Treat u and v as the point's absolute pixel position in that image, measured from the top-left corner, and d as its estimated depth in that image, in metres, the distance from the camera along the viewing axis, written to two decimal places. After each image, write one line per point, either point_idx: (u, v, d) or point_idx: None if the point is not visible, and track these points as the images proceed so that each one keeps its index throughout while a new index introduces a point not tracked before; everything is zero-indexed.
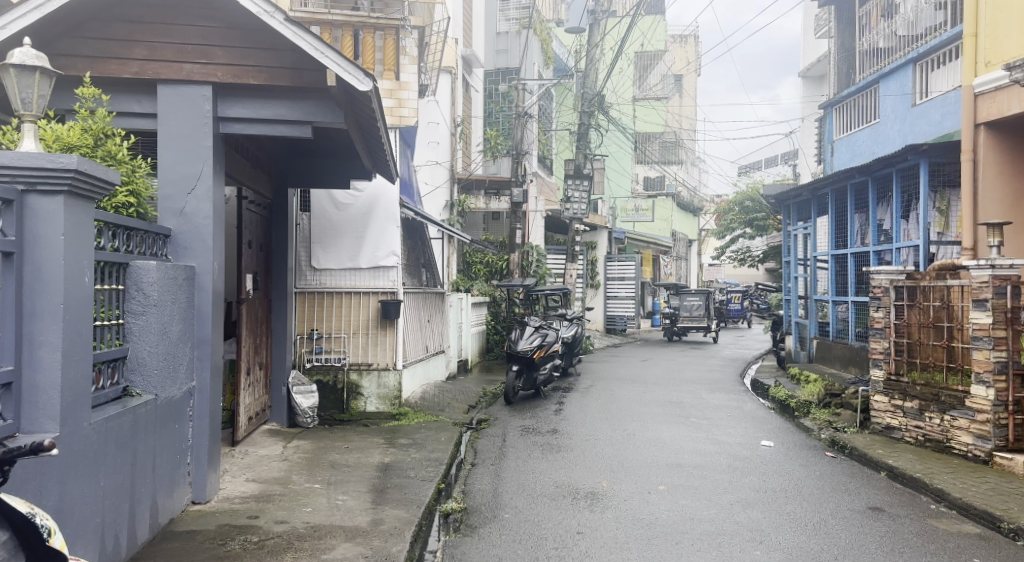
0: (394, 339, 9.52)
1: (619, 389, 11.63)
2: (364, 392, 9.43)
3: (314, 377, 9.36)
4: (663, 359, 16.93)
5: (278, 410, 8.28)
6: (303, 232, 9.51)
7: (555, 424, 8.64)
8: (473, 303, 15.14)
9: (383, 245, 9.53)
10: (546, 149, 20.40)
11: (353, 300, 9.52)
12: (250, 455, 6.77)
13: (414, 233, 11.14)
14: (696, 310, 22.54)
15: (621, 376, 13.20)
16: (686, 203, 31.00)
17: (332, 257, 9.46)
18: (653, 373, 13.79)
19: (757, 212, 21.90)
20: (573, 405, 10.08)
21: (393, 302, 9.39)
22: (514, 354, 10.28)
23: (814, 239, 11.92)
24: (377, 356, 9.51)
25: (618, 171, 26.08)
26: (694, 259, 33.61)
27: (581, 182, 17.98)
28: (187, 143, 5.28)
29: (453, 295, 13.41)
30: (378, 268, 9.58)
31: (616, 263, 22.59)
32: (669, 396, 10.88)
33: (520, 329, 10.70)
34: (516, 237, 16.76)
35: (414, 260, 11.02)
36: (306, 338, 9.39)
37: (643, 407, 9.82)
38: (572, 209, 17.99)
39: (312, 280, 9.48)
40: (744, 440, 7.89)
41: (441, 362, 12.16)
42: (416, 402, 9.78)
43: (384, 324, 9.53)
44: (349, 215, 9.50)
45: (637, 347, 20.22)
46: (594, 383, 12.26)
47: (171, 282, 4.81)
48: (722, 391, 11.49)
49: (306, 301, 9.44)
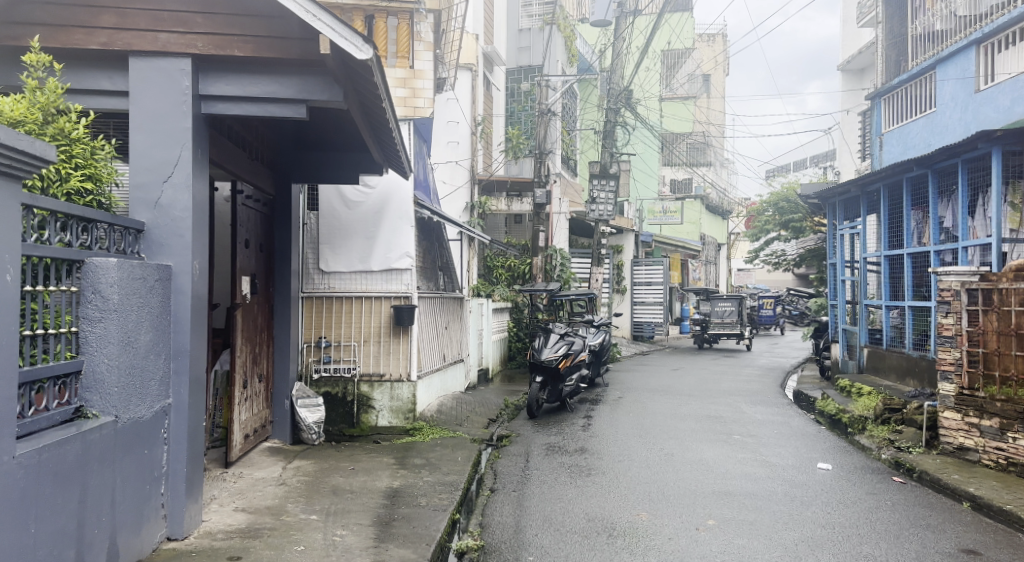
0: (408, 348, 8.82)
1: (651, 402, 10.79)
2: (376, 405, 8.73)
3: (322, 389, 8.66)
4: (696, 368, 16.05)
5: (281, 426, 7.58)
6: (310, 232, 8.83)
7: (584, 441, 7.86)
8: (494, 309, 14.42)
9: (396, 246, 8.83)
10: (571, 150, 19.65)
11: (364, 304, 8.84)
12: (244, 480, 6.06)
13: (431, 233, 10.42)
14: (727, 317, 21.59)
15: (652, 386, 12.38)
16: (714, 206, 30.02)
17: (343, 259, 8.80)
18: (686, 384, 12.92)
19: (793, 213, 20.92)
20: (603, 420, 9.29)
21: (407, 307, 8.68)
22: (538, 364, 9.48)
23: (862, 239, 11.02)
24: (390, 367, 8.81)
25: (644, 172, 25.22)
26: (722, 264, 32.56)
27: (608, 182, 17.15)
28: (162, 124, 4.58)
29: (474, 301, 12.70)
30: (391, 272, 8.88)
31: (643, 267, 21.72)
32: (706, 410, 10.03)
33: (545, 336, 9.91)
34: (539, 239, 16.01)
35: (431, 261, 10.30)
36: (313, 346, 8.71)
37: (679, 422, 9.00)
38: (598, 210, 17.19)
39: (319, 284, 8.80)
40: (797, 462, 7.04)
41: (461, 372, 11.43)
42: (432, 415, 9.05)
43: (398, 331, 8.82)
44: (361, 214, 8.84)
45: (666, 355, 19.32)
46: (624, 395, 11.45)
47: (137, 283, 4.09)
48: (765, 405, 10.60)
49: (313, 307, 8.76)
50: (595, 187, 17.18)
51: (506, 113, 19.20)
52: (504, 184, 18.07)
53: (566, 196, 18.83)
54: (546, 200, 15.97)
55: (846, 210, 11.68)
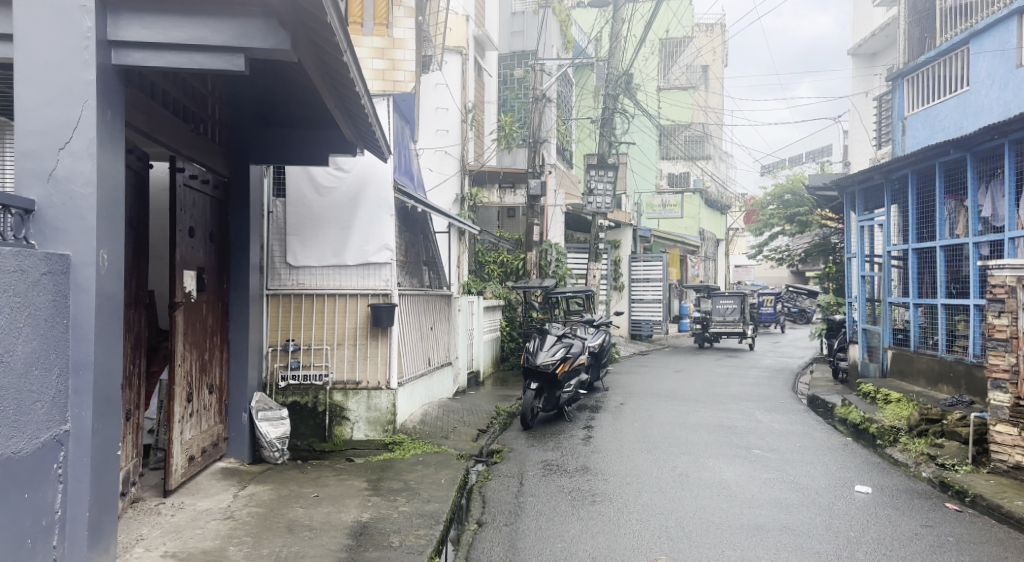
0: (388, 351, 7.89)
1: (656, 409, 9.87)
2: (351, 416, 7.78)
3: (290, 398, 7.70)
4: (700, 370, 15.14)
5: (238, 442, 6.63)
6: (277, 222, 7.87)
7: (585, 459, 6.93)
8: (486, 307, 13.49)
9: (373, 237, 7.89)
10: (567, 140, 18.71)
11: (338, 302, 7.89)
12: (185, 513, 5.09)
13: (415, 223, 9.46)
14: (730, 314, 20.71)
15: (655, 391, 11.46)
16: (714, 200, 29.14)
17: (314, 253, 7.87)
18: (692, 388, 12.02)
19: (798, 207, 20.04)
20: (604, 431, 8.36)
21: (386, 306, 7.75)
22: (534, 370, 8.51)
23: (885, 231, 10.12)
24: (367, 373, 7.86)
25: (643, 164, 24.32)
26: (721, 260, 31.66)
27: (605, 172, 16.20)
28: (57, 75, 3.62)
29: (464, 299, 11.76)
30: (368, 266, 7.94)
31: (641, 263, 20.82)
32: (717, 419, 9.11)
33: (541, 338, 8.93)
34: (533, 233, 15.09)
35: (416, 254, 9.34)
36: (280, 350, 7.76)
37: (691, 435, 8.07)
38: (595, 203, 16.23)
39: (287, 281, 7.85)
40: (830, 486, 6.12)
41: (448, 375, 10.50)
42: (414, 427, 8.10)
43: (375, 333, 7.88)
44: (334, 202, 7.89)
45: (665, 355, 18.41)
46: (626, 400, 10.52)
47: (7, 278, 3.10)
48: (781, 412, 9.69)
49: (280, 306, 7.81)
50: (591, 177, 16.21)
51: (500, 100, 18.26)
52: (496, 175, 17.13)
53: (562, 188, 17.90)
54: (541, 192, 15.05)
55: (866, 199, 10.77)
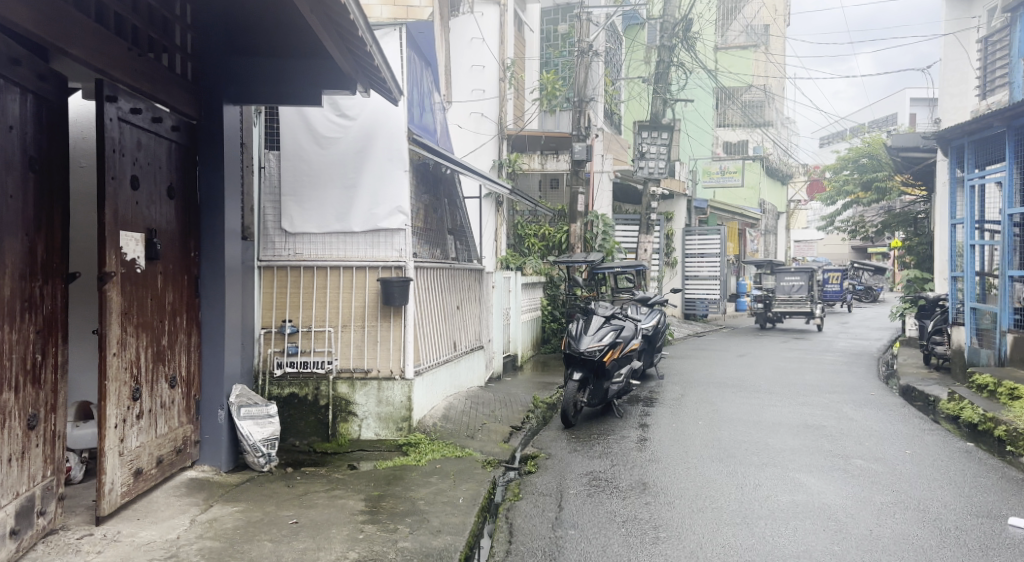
0: (403, 335, 6.62)
1: (723, 402, 8.40)
2: (358, 411, 6.51)
3: (286, 391, 6.46)
4: (766, 354, 13.55)
5: (214, 448, 5.36)
6: (270, 179, 6.61)
7: (642, 473, 5.53)
8: (525, 283, 12.11)
9: (384, 198, 6.59)
10: (615, 103, 17.12)
11: (342, 276, 6.61)
12: (115, 549, 3.83)
13: (439, 185, 8.12)
14: (795, 292, 19.03)
15: (718, 380, 9.97)
16: (774, 170, 27.14)
17: (314, 218, 6.58)
18: (760, 377, 10.49)
19: (875, 172, 18.11)
20: (661, 430, 6.94)
21: (398, 281, 6.45)
22: (578, 357, 7.12)
23: (1005, 190, 8.41)
24: (377, 361, 6.59)
25: (698, 129, 22.48)
26: (781, 234, 29.70)
27: (659, 134, 14.57)
28: None
29: (499, 275, 10.43)
30: (379, 234, 6.65)
31: (696, 236, 19.20)
32: (799, 418, 7.60)
33: (586, 319, 7.51)
34: (577, 202, 13.65)
35: (440, 221, 7.99)
36: (275, 332, 6.54)
37: (774, 440, 6.57)
38: (648, 167, 14.65)
39: (283, 250, 6.60)
40: (972, 517, 4.60)
41: (480, 361, 9.21)
42: (435, 424, 6.80)
43: (386, 312, 6.60)
44: (338, 156, 6.59)
45: (723, 337, 16.84)
46: (687, 391, 9.06)
47: None
48: (877, 410, 8.11)
49: (275, 280, 6.57)
50: (642, 140, 14.60)
51: (543, 58, 16.74)
52: (538, 139, 15.72)
53: (610, 154, 16.34)
54: (587, 156, 13.59)
55: (979, 153, 9.08)
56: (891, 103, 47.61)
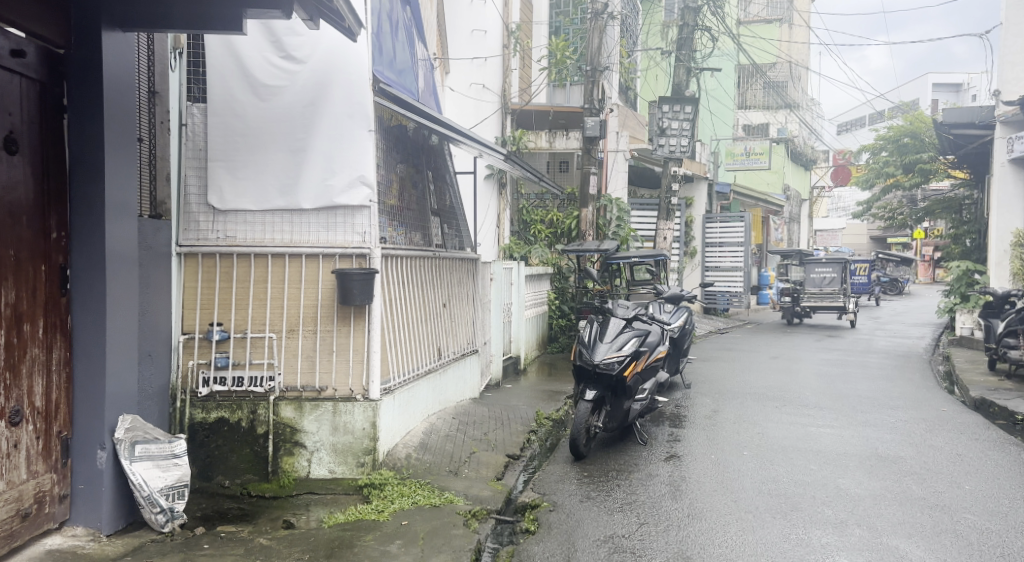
0: (367, 343, 5.12)
1: (767, 423, 6.90)
2: (307, 441, 5.02)
3: (213, 415, 4.99)
4: (803, 356, 12.02)
5: (92, 502, 3.89)
6: (194, 139, 5.14)
7: (680, 540, 4.04)
8: (529, 274, 10.61)
9: (343, 166, 5.09)
10: (632, 77, 15.56)
11: (287, 266, 5.11)
12: None
13: (421, 155, 6.59)
14: (827, 285, 17.47)
15: (757, 391, 8.45)
16: (797, 154, 25.49)
17: (251, 191, 5.10)
18: (803, 386, 8.98)
19: (917, 153, 16.50)
20: (697, 465, 5.43)
21: (359, 273, 4.94)
22: (592, 370, 5.60)
23: None
24: (332, 376, 5.11)
25: (720, 107, 20.87)
26: (804, 223, 28.07)
27: (682, 108, 12.93)
28: None
29: (500, 265, 8.93)
30: (335, 213, 5.14)
31: (717, 223, 17.68)
32: (867, 447, 6.09)
33: (602, 321, 5.97)
34: (589, 184, 12.13)
35: (421, 199, 6.46)
36: (200, 339, 5.07)
37: (847, 483, 5.05)
38: (668, 145, 13.08)
39: (210, 231, 5.12)
40: None
41: (474, 367, 7.75)
42: (409, 457, 5.32)
43: (344, 314, 5.11)
44: (281, 111, 5.10)
45: (748, 334, 15.32)
46: (721, 406, 7.55)
47: None
48: (961, 434, 6.56)
49: (199, 271, 5.09)
50: (663, 114, 13.00)
51: (552, 25, 15.17)
52: (545, 115, 14.20)
53: (627, 131, 14.78)
54: (600, 133, 12.03)
55: None
56: (913, 87, 45.84)
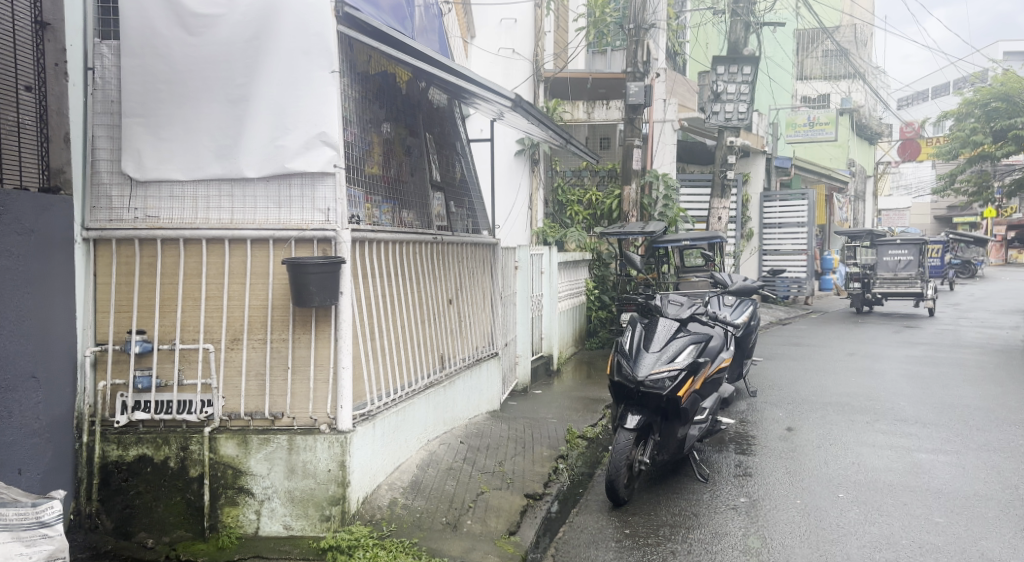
0: (334, 357, 3.86)
1: (860, 449, 5.47)
2: (254, 488, 3.77)
3: (133, 453, 3.79)
4: (884, 352, 10.44)
5: None
6: (106, 89, 3.91)
7: None
8: (564, 261, 9.26)
9: (298, 121, 3.82)
10: (681, 40, 14.01)
11: (227, 255, 3.85)
12: None
13: (417, 115, 5.27)
14: (903, 270, 15.52)
15: (840, 401, 6.98)
16: (862, 126, 23.48)
17: (180, 156, 3.86)
18: (893, 392, 7.48)
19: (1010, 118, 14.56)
20: (779, 521, 4.05)
21: (317, 265, 3.65)
22: (635, 390, 4.24)
23: None
24: (289, 400, 3.86)
25: (780, 74, 19.04)
26: (869, 201, 26.06)
27: (740, 69, 11.46)
28: None
29: (526, 251, 7.63)
30: (289, 184, 3.87)
31: (777, 202, 16.08)
32: (1004, 487, 4.61)
33: (646, 324, 4.60)
34: (633, 158, 10.70)
35: (416, 170, 5.15)
36: (116, 352, 3.85)
37: (996, 553, 3.61)
38: (723, 112, 11.55)
39: (127, 209, 3.89)
40: None
41: (494, 375, 6.44)
42: (394, 503, 4.05)
43: (301, 317, 3.84)
44: (216, 49, 3.83)
45: (815, 324, 13.73)
46: (798, 425, 6.11)
47: None
48: None
49: (113, 261, 3.87)
50: (717, 77, 11.53)
51: None
52: (583, 83, 12.78)
53: (675, 98, 13.22)
54: (644, 100, 10.53)
55: None
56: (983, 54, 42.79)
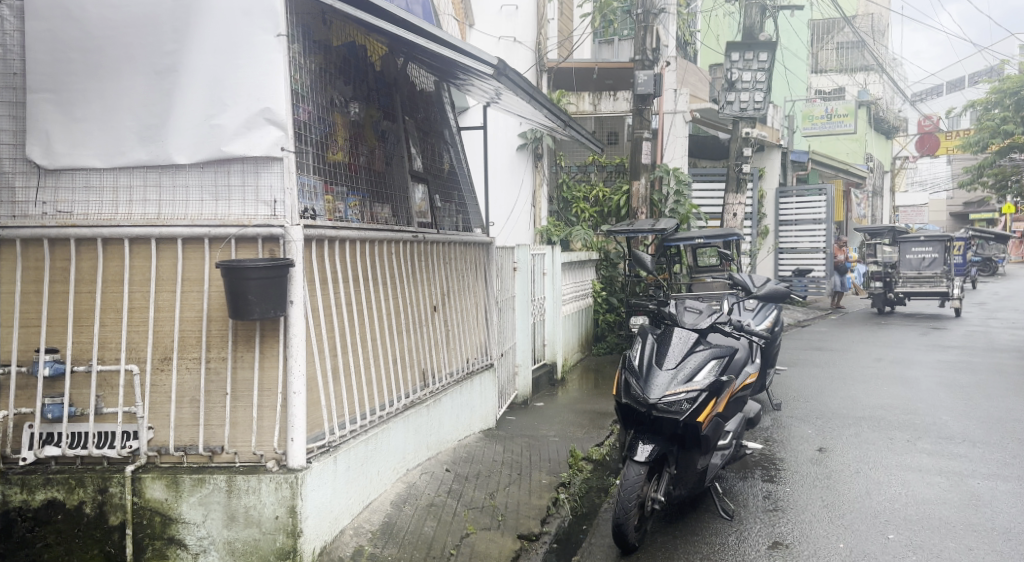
0: (283, 378, 3.20)
1: (906, 475, 4.78)
2: (187, 538, 3.12)
3: (41, 497, 3.14)
4: (913, 357, 9.72)
5: None
6: (8, 60, 3.27)
7: None
8: (568, 261, 8.59)
9: (237, 94, 3.17)
10: (691, 29, 13.31)
11: (154, 257, 3.20)
12: None
13: (396, 96, 4.61)
14: (927, 267, 14.79)
15: (874, 416, 6.28)
16: (879, 119, 22.70)
17: (97, 139, 3.22)
18: (932, 404, 6.77)
19: None
20: None
21: (259, 268, 2.99)
22: (648, 414, 3.58)
23: None
24: (229, 431, 3.21)
25: (796, 65, 18.26)
26: (886, 197, 25.27)
27: (756, 55, 10.76)
28: None
29: (526, 251, 6.93)
30: (229, 171, 3.22)
31: (794, 198, 15.35)
32: None
33: (660, 334, 3.93)
34: (642, 151, 10.02)
35: (393, 159, 4.48)
36: (22, 375, 3.21)
37: None
38: (738, 102, 10.86)
39: (35, 203, 3.25)
40: None
41: (488, 389, 5.77)
42: (360, 552, 3.39)
43: (244, 331, 3.19)
44: (138, 9, 3.18)
45: (836, 327, 12.99)
46: (831, 445, 5.42)
47: None
48: None
49: (17, 265, 3.23)
50: (732, 64, 10.83)
51: None
52: (589, 73, 12.08)
53: (686, 88, 12.51)
54: (654, 89, 9.84)
55: None
56: None
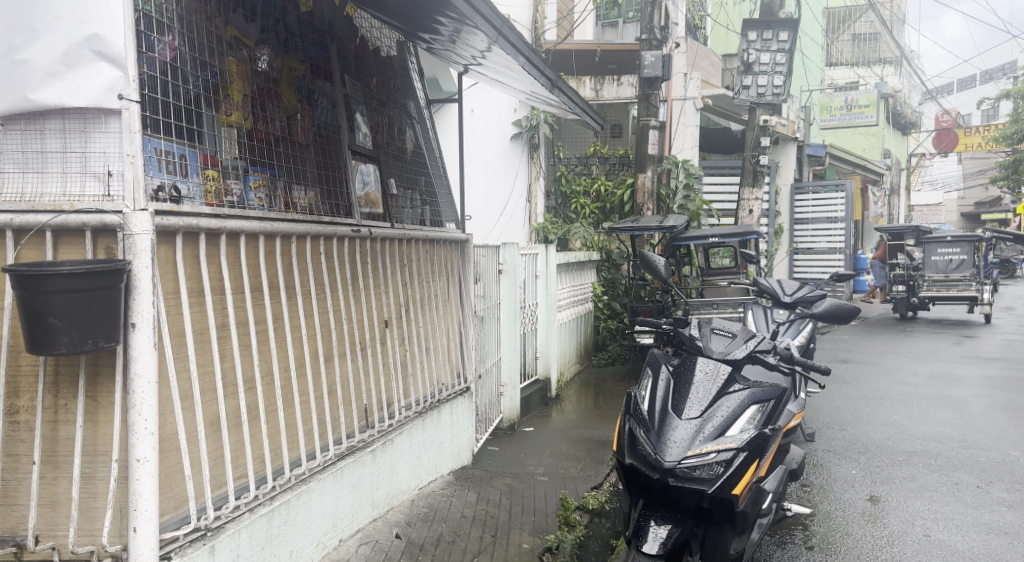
0: (123, 437, 2.16)
1: (989, 541, 3.70)
2: None
3: None
4: (953, 372, 8.63)
5: None
6: None
7: None
8: (564, 262, 7.52)
9: (51, 14, 2.12)
10: (702, 12, 12.24)
11: None
12: None
13: (335, 49, 3.56)
14: (955, 270, 13.63)
15: (927, 451, 5.20)
16: (897, 113, 21.59)
17: None
18: (992, 434, 5.70)
19: None
20: None
21: (69, 272, 1.95)
22: (662, 482, 2.53)
23: None
24: (42, 516, 2.16)
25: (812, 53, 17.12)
26: (903, 196, 24.14)
27: (775, 35, 9.71)
28: None
29: (513, 250, 5.90)
30: (48, 131, 2.19)
31: (811, 195, 14.24)
32: None
33: (677, 367, 2.89)
34: (649, 140, 8.96)
35: (327, 129, 3.43)
36: None
37: None
38: (754, 86, 9.79)
39: None
40: None
41: (463, 418, 4.71)
42: None
43: (68, 366, 2.16)
44: None
45: (860, 335, 11.90)
46: (884, 494, 4.35)
47: None
48: None
49: None
50: (749, 45, 9.77)
51: None
52: (591, 57, 11.03)
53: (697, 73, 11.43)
54: (662, 72, 8.76)
55: None
56: None
